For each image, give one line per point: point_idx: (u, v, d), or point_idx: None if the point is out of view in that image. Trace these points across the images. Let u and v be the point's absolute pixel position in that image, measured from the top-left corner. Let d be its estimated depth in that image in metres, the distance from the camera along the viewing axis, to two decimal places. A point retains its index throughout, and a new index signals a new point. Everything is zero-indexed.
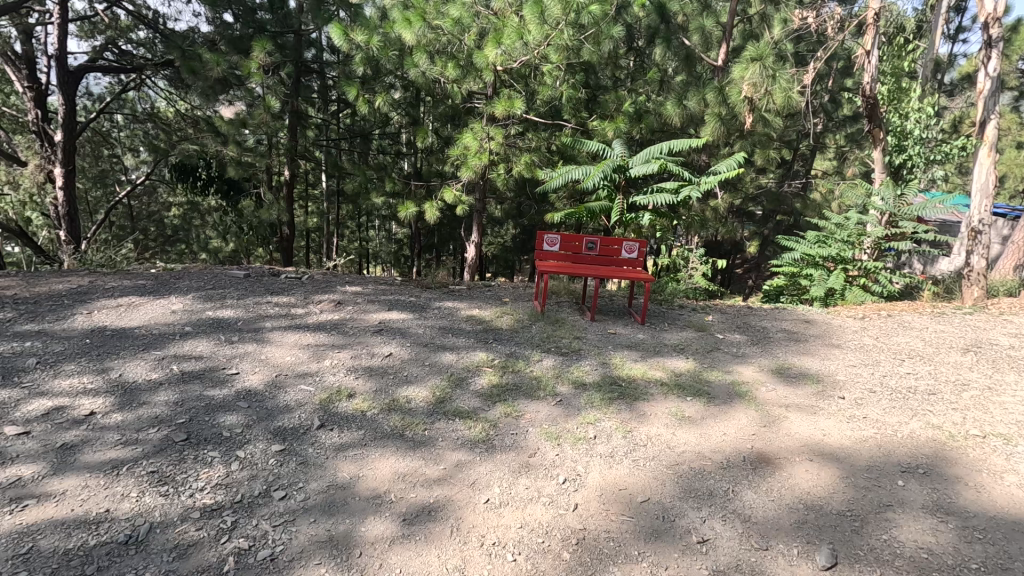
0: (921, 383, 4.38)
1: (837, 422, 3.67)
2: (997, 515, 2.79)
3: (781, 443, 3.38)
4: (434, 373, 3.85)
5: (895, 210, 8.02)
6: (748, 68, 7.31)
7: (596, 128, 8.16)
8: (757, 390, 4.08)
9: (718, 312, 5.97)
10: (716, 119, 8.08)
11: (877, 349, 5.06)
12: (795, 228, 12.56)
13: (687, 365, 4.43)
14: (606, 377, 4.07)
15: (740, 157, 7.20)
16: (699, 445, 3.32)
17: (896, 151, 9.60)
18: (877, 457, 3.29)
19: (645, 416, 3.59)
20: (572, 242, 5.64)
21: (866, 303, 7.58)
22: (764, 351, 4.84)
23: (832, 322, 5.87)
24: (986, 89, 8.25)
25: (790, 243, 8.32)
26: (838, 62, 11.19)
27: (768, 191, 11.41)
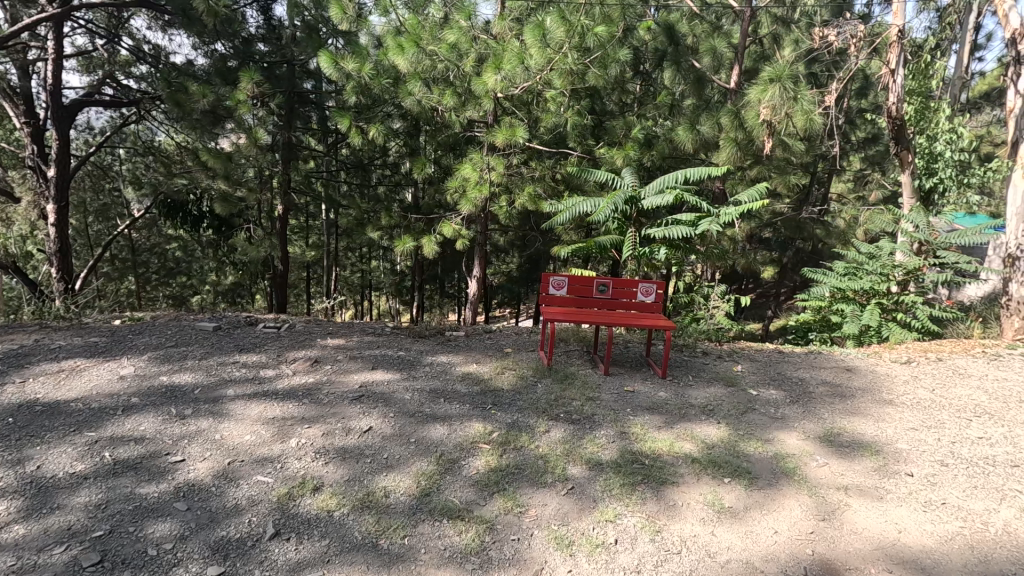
0: (999, 452, 3.71)
1: (911, 513, 3.01)
2: None
3: (847, 547, 2.72)
4: (420, 454, 3.26)
5: (929, 239, 7.31)
6: (766, 90, 6.63)
7: (605, 156, 7.65)
8: (806, 465, 3.42)
9: (747, 360, 5.35)
10: (732, 144, 7.53)
11: (937, 406, 4.42)
12: (816, 255, 11.94)
13: (720, 433, 3.78)
14: (626, 454, 3.44)
15: (762, 186, 6.62)
16: (747, 552, 2.66)
17: (925, 175, 9.14)
18: (972, 566, 2.62)
19: (676, 509, 2.93)
20: (581, 285, 5.07)
21: (907, 342, 6.91)
22: (806, 412, 4.20)
23: (877, 370, 5.23)
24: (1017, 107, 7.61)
25: (816, 276, 7.64)
26: (856, 82, 10.69)
27: (787, 218, 10.84)
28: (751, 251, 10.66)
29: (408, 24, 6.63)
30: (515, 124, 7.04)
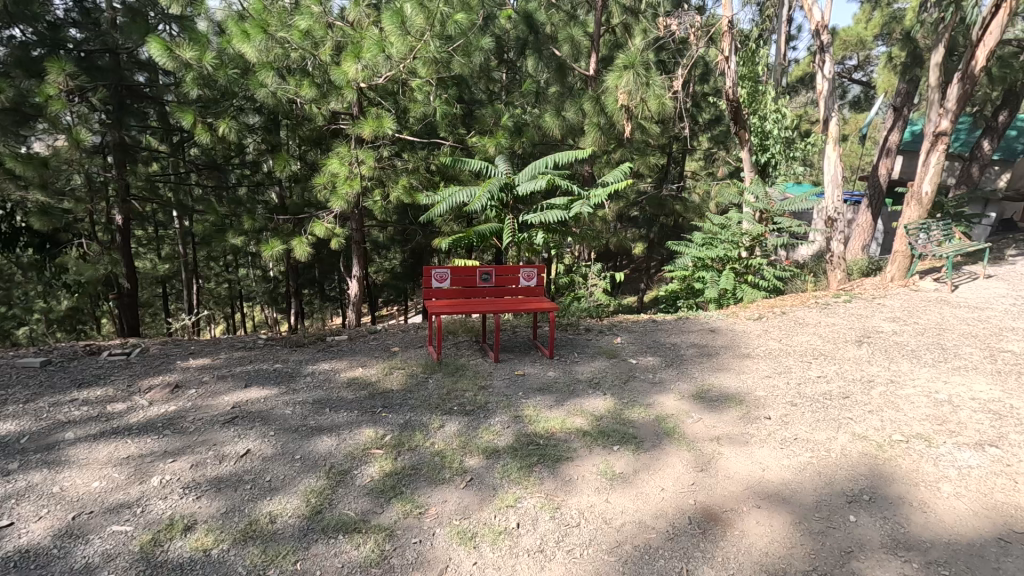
0: (834, 387, 4.32)
1: (772, 452, 3.38)
2: (951, 540, 2.63)
3: (723, 491, 2.99)
4: (307, 471, 3.05)
5: (768, 208, 8.24)
6: (622, 76, 7.05)
7: (477, 145, 7.65)
8: (684, 423, 3.72)
9: (626, 332, 5.69)
10: (595, 128, 7.91)
11: (785, 353, 5.05)
12: (678, 229, 13.00)
13: (607, 404, 3.97)
14: (521, 437, 3.49)
15: (626, 168, 7.01)
16: (639, 512, 2.83)
17: (760, 150, 10.30)
18: (821, 489, 3.02)
19: (572, 484, 3.03)
20: (464, 275, 5.02)
21: (757, 300, 7.79)
22: (679, 373, 4.56)
23: (735, 328, 5.83)
24: (825, 89, 8.85)
25: (679, 248, 8.30)
26: (698, 68, 11.74)
27: (650, 196, 11.65)
28: (622, 229, 11.34)
29: (251, 9, 6.09)
30: (382, 115, 6.77)
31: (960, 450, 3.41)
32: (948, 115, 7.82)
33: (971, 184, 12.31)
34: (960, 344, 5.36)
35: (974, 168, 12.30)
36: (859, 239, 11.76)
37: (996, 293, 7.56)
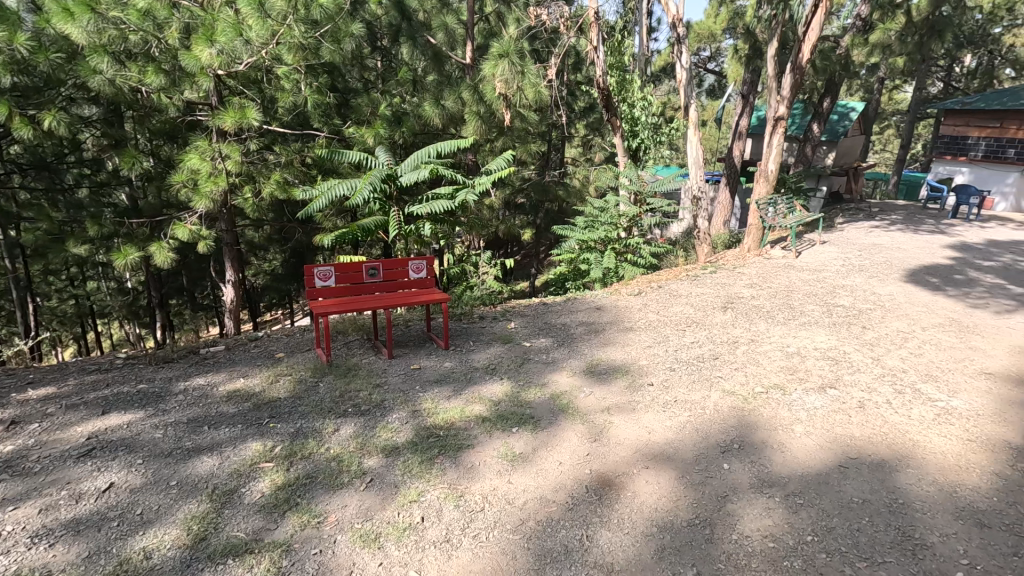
0: (705, 350, 4.77)
1: (656, 415, 3.66)
2: (803, 472, 3.03)
3: (615, 457, 3.19)
4: (186, 496, 2.79)
5: (641, 190, 8.73)
6: (497, 65, 7.11)
7: (355, 136, 7.34)
8: (577, 398, 3.90)
9: (519, 316, 5.82)
10: (475, 117, 7.95)
11: (663, 324, 5.47)
12: (563, 214, 13.49)
13: (503, 388, 4.05)
14: (421, 431, 3.46)
15: (508, 155, 7.08)
16: (539, 488, 2.93)
17: (631, 136, 10.99)
18: (698, 443, 3.33)
19: (473, 471, 3.07)
20: (350, 271, 4.82)
21: (637, 277, 8.33)
22: (571, 351, 4.77)
23: (619, 304, 6.20)
24: (683, 78, 9.58)
25: (564, 232, 8.60)
26: (570, 58, 12.20)
27: (534, 183, 11.95)
28: (509, 216, 11.54)
29: None
30: (245, 105, 6.25)
31: (808, 394, 3.93)
32: (784, 101, 8.84)
33: (806, 162, 14.06)
34: (804, 303, 6.14)
35: (808, 148, 14.05)
36: (721, 215, 12.95)
37: (830, 256, 8.74)
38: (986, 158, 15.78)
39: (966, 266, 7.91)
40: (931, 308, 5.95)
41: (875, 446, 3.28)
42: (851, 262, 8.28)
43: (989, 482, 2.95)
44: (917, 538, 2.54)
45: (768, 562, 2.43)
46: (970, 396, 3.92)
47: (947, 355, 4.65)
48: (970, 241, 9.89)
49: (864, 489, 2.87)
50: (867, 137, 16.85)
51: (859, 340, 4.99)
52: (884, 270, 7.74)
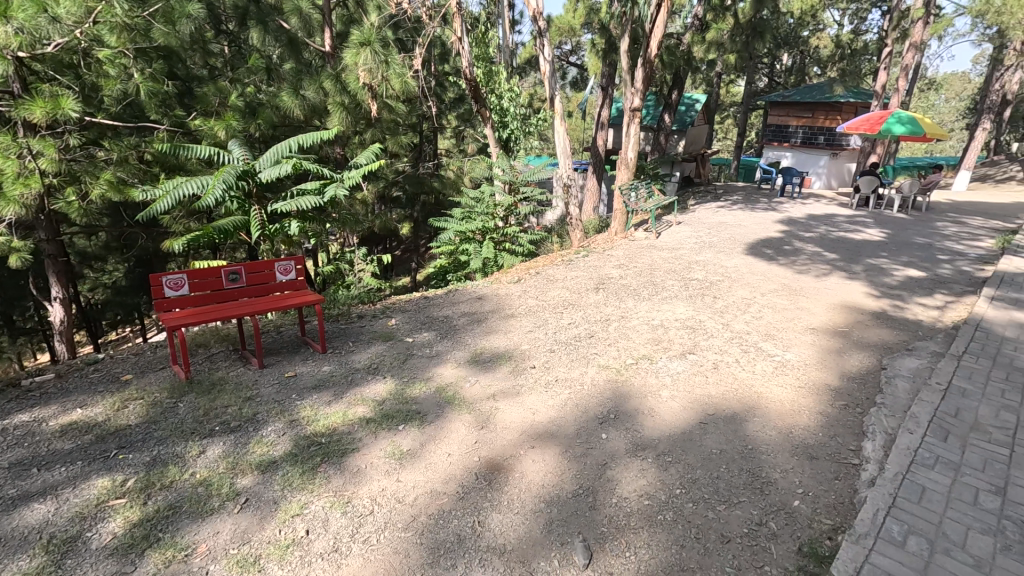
0: (581, 330, 5.04)
1: (539, 396, 3.80)
2: (670, 432, 3.34)
3: (503, 442, 3.27)
4: (13, 553, 2.38)
5: (514, 179, 9.00)
6: (359, 54, 6.84)
7: (202, 129, 6.65)
8: (462, 388, 3.93)
9: (400, 312, 5.70)
10: (340, 108, 7.46)
11: (541, 308, 5.68)
12: (440, 206, 13.40)
13: (387, 387, 3.96)
14: (301, 441, 3.27)
15: (376, 148, 6.87)
16: (430, 482, 2.92)
17: (501, 126, 11.21)
18: (578, 418, 3.52)
19: (360, 475, 2.97)
20: (207, 278, 4.37)
21: (516, 264, 8.54)
22: (454, 343, 4.79)
23: (499, 293, 6.32)
24: (547, 70, 9.91)
25: (441, 224, 8.55)
26: (435, 48, 12.09)
27: (408, 176, 11.71)
28: (384, 211, 11.20)
29: None
30: (58, 94, 5.37)
31: (671, 361, 4.32)
32: (638, 94, 9.52)
33: (661, 150, 15.30)
34: (665, 279, 6.72)
35: (662, 137, 15.26)
36: (590, 202, 13.61)
37: (685, 235, 9.63)
38: (804, 144, 18.31)
39: (792, 238, 9.15)
40: (767, 276, 6.81)
41: (728, 401, 3.70)
42: (702, 240, 9.19)
43: (816, 420, 3.47)
44: (763, 476, 2.92)
45: (644, 518, 2.64)
46: (799, 349, 4.56)
47: (780, 316, 5.36)
48: (794, 216, 11.45)
49: (720, 440, 3.23)
50: (709, 126, 18.59)
51: (712, 308, 5.57)
52: (729, 245, 8.69)
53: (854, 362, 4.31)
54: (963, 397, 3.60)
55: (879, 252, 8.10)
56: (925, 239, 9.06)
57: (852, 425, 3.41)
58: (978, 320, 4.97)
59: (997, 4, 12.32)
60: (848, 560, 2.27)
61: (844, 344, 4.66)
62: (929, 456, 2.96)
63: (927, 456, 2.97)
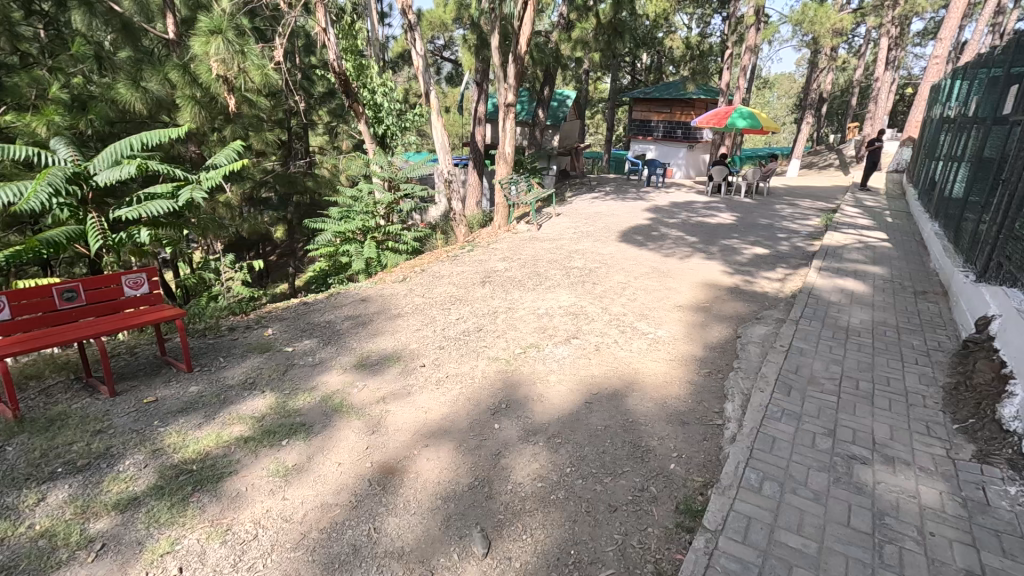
0: (469, 324, 5.07)
1: (430, 394, 3.77)
2: (558, 414, 3.49)
3: (395, 444, 3.21)
4: None
5: (393, 176, 8.71)
6: (209, 43, 6.20)
7: (16, 125, 5.69)
8: (350, 394, 3.78)
9: (276, 321, 5.34)
10: (191, 102, 6.74)
11: (429, 306, 5.63)
12: (316, 206, 12.73)
13: (267, 401, 3.70)
14: (167, 471, 2.96)
15: (238, 145, 6.22)
16: (319, 495, 2.78)
17: (377, 123, 10.99)
18: (471, 411, 3.56)
19: (240, 498, 2.75)
20: (35, 299, 3.73)
21: (401, 263, 8.35)
22: (338, 348, 4.59)
23: (384, 293, 6.15)
24: (420, 64, 9.78)
25: (317, 225, 8.08)
26: (299, 39, 11.43)
27: (277, 174, 10.95)
28: (253, 214, 10.39)
29: None
30: None
31: (557, 347, 4.50)
32: (511, 90, 9.73)
33: (537, 145, 15.77)
34: (547, 269, 6.97)
35: (537, 132, 15.72)
36: (472, 197, 13.65)
37: (564, 226, 10.05)
38: (664, 137, 19.88)
39: (658, 224, 9.91)
40: (639, 261, 7.32)
41: (610, 379, 3.94)
42: (580, 230, 9.64)
43: (686, 388, 3.81)
44: (644, 446, 3.15)
45: (538, 500, 2.74)
46: (669, 325, 4.97)
47: (652, 297, 5.80)
48: (659, 204, 12.43)
49: (604, 417, 3.43)
50: (581, 122, 19.48)
51: (592, 294, 5.88)
52: (604, 234, 9.21)
53: (714, 333, 4.79)
54: (801, 356, 4.15)
55: (731, 234, 9.04)
56: (767, 221, 10.27)
57: (715, 390, 3.79)
58: (810, 288, 5.76)
59: (810, 15, 14.24)
60: (716, 511, 2.53)
61: (706, 318, 5.16)
62: (777, 410, 3.38)
63: (776, 410, 3.39)
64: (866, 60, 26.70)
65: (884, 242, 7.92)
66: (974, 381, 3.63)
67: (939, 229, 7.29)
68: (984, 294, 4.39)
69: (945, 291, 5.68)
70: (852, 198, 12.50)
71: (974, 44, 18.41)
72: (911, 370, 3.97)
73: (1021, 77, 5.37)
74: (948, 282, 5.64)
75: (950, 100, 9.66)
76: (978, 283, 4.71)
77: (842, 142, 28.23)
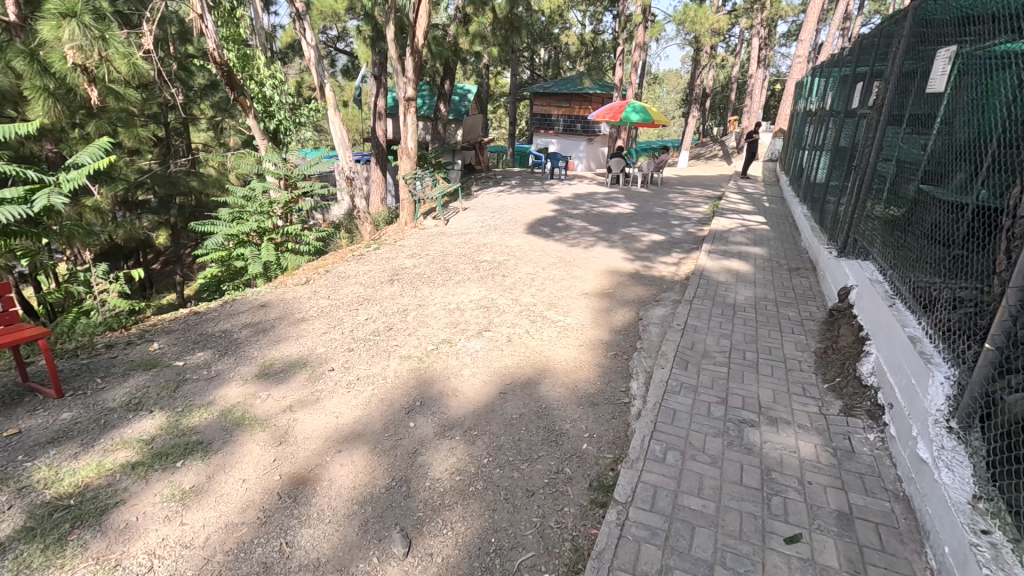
0: (379, 323, 4.96)
1: (341, 398, 3.65)
2: (473, 406, 3.52)
3: (305, 453, 3.07)
4: None
5: (289, 173, 8.21)
6: (61, 27, 5.47)
7: None
8: (253, 406, 3.57)
9: (164, 334, 4.90)
10: (43, 94, 5.97)
11: (335, 308, 5.42)
12: (203, 208, 11.79)
13: (156, 422, 3.39)
14: (38, 511, 2.63)
15: (105, 142, 5.56)
16: (223, 515, 2.61)
17: (266, 117, 10.25)
18: (384, 412, 3.48)
19: (130, 530, 2.51)
20: None
21: (302, 265, 7.93)
22: (238, 358, 4.30)
23: (286, 297, 5.84)
24: (312, 55, 9.32)
25: (205, 227, 7.46)
26: (172, 26, 10.49)
27: (156, 174, 9.99)
28: (128, 218, 9.41)
29: None
30: None
31: (469, 341, 4.52)
32: (410, 83, 9.54)
33: (441, 139, 15.64)
34: (457, 264, 6.95)
35: (440, 126, 15.55)
36: (376, 193, 13.25)
37: (471, 220, 10.07)
38: (565, 131, 20.42)
39: (563, 215, 10.21)
40: (546, 252, 7.50)
41: (522, 368, 4.03)
42: (487, 223, 9.69)
43: (594, 371, 3.99)
44: (557, 429, 3.26)
45: (457, 494, 2.74)
46: (577, 312, 5.16)
47: (559, 286, 5.97)
48: (563, 195, 12.81)
49: (518, 406, 3.51)
50: (483, 116, 19.47)
51: (502, 286, 5.95)
52: (511, 226, 9.32)
53: (618, 317, 5.04)
54: (695, 332, 4.48)
55: (629, 222, 9.50)
56: (662, 209, 10.90)
57: (621, 370, 4.00)
58: (701, 270, 6.21)
59: (691, 15, 15.19)
60: (625, 484, 2.67)
61: (611, 303, 5.41)
62: (677, 384, 3.63)
63: (675, 384, 3.63)
64: (741, 58, 28.93)
65: (762, 224, 8.70)
66: (839, 344, 4.11)
67: (807, 211, 8.13)
68: (844, 267, 4.96)
69: (813, 266, 6.37)
70: (735, 186, 13.59)
71: (828, 45, 20.53)
72: (788, 338, 4.42)
73: (866, 75, 6.09)
74: (816, 258, 6.32)
75: (811, 95, 10.76)
76: (839, 258, 5.32)
77: (724, 134, 30.49)
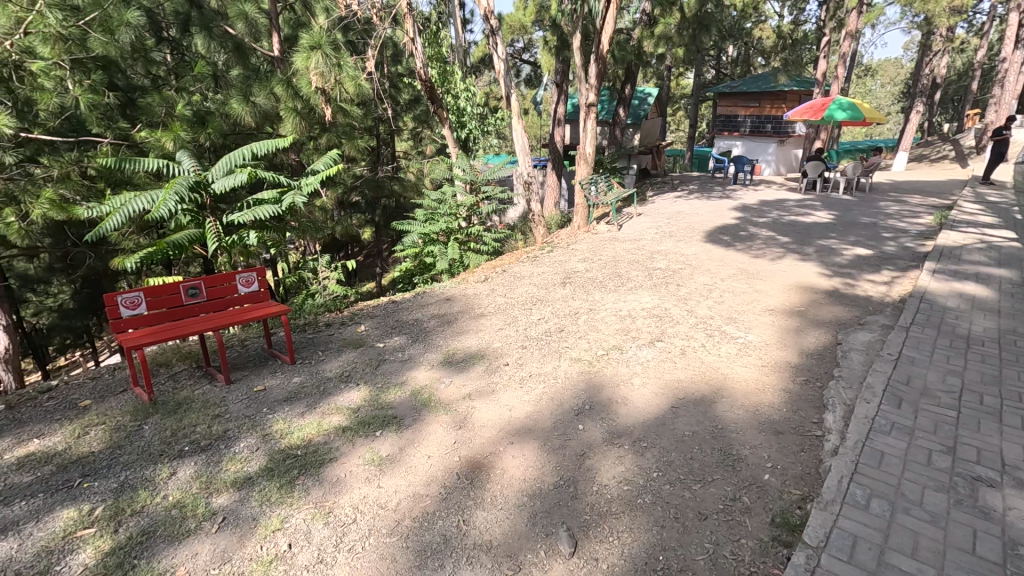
0: (551, 324, 5.11)
1: (514, 393, 3.84)
2: (643, 418, 3.43)
3: (482, 440, 3.30)
4: None
5: (474, 179, 8.87)
6: (310, 58, 6.63)
7: (148, 140, 6.48)
8: (437, 390, 3.93)
9: (368, 318, 5.63)
10: (292, 114, 7.21)
11: (511, 306, 5.72)
12: (401, 209, 13.31)
13: (361, 394, 3.91)
14: (276, 455, 3.21)
15: (334, 153, 6.61)
16: (411, 486, 2.91)
17: (459, 127, 11.22)
18: (553, 411, 3.57)
19: (340, 484, 2.94)
20: (165, 294, 4.09)
21: (482, 264, 8.51)
22: (426, 345, 4.78)
23: (467, 292, 6.33)
24: (501, 67, 9.92)
25: (404, 227, 8.41)
26: (387, 50, 11.99)
27: (367, 179, 11.50)
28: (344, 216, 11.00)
29: None
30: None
31: (641, 349, 4.43)
32: (592, 89, 9.61)
33: (617, 143, 15.55)
34: (629, 270, 6.85)
35: (617, 130, 15.53)
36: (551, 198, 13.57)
37: (645, 226, 9.83)
38: (753, 133, 18.87)
39: (747, 224, 9.45)
40: (725, 262, 7.03)
41: (697, 384, 3.83)
42: (662, 230, 9.38)
43: (780, 396, 3.63)
44: (735, 454, 3.03)
45: (625, 503, 2.71)
46: (760, 330, 4.74)
47: (740, 300, 5.55)
48: (748, 202, 11.87)
49: (692, 423, 3.34)
50: (662, 119, 18.87)
51: (676, 296, 5.72)
52: (688, 234, 8.90)
53: (811, 339, 4.51)
54: (912, 365, 3.82)
55: (827, 234, 8.44)
56: (869, 219, 9.48)
57: (813, 399, 3.58)
58: (922, 292, 5.27)
59: None
60: (817, 527, 2.39)
61: (802, 323, 4.87)
62: (886, 423, 3.13)
63: (884, 423, 3.14)
64: (990, 40, 23.86)
65: (1010, 241, 7.08)
66: None
67: None
68: None
69: None
70: (972, 194, 11.28)
71: None
72: None
73: None
74: None
75: None
76: None
77: (959, 132, 25.47)
